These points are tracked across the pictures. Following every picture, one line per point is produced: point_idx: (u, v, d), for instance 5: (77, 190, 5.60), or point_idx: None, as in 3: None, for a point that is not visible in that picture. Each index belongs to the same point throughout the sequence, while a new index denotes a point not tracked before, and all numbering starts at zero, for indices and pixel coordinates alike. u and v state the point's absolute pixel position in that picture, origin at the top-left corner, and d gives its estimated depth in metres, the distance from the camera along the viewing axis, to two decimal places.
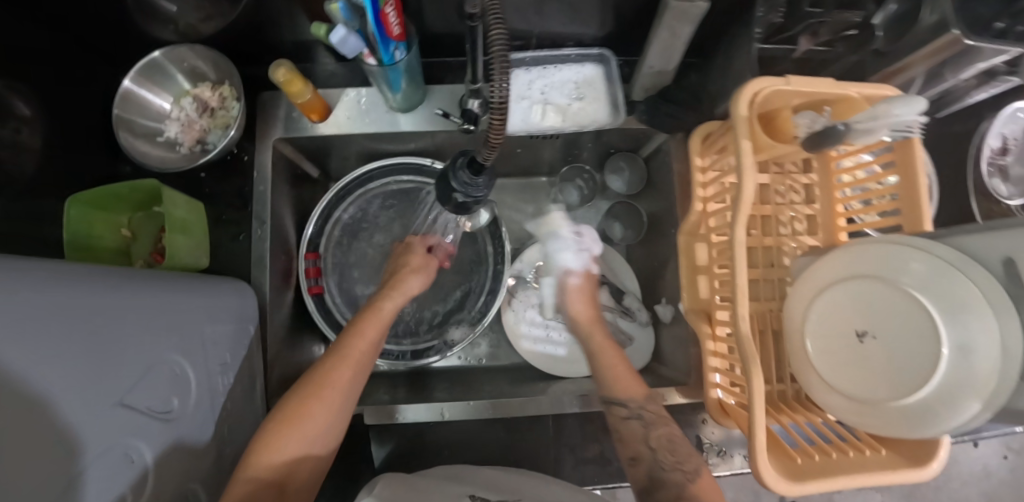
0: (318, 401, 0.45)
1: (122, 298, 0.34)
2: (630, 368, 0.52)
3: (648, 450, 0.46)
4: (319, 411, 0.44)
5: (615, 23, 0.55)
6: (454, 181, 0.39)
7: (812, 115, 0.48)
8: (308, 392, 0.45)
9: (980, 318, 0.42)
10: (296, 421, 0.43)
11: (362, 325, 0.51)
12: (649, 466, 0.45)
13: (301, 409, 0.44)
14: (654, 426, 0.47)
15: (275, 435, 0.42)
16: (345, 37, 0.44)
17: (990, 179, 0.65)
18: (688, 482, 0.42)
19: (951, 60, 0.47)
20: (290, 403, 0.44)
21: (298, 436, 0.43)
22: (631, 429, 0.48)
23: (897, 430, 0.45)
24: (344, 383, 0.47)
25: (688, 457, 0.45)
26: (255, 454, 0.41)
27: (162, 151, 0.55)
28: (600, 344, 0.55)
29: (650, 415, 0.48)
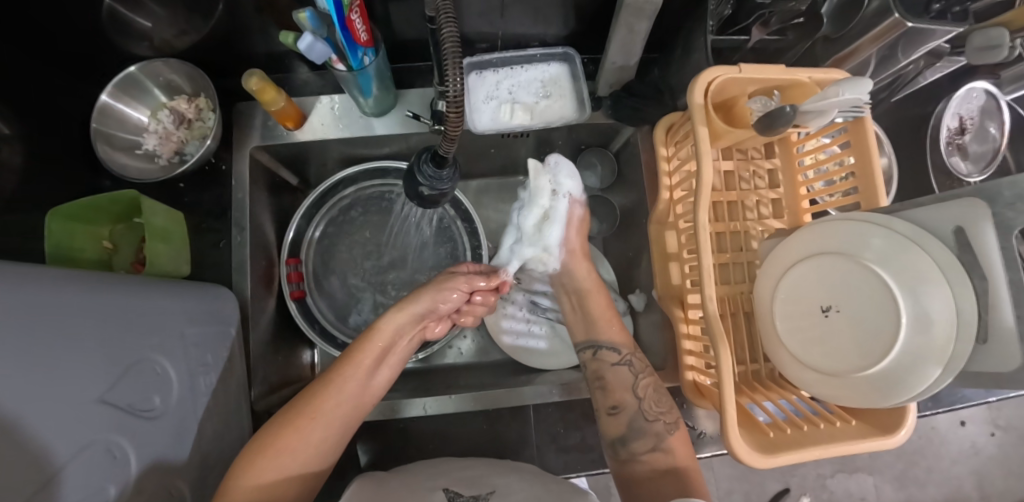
0: (302, 431, 0.43)
1: (101, 301, 0.35)
2: (614, 312, 0.56)
3: (635, 398, 0.50)
4: (300, 441, 0.43)
5: (577, 23, 0.57)
6: (420, 175, 0.40)
7: (765, 99, 0.50)
8: (291, 420, 0.44)
9: (936, 288, 0.43)
10: (275, 452, 0.42)
11: (359, 356, 0.49)
12: (631, 415, 0.49)
13: (282, 438, 0.43)
14: (642, 374, 0.52)
15: (254, 460, 0.41)
16: (312, 44, 0.45)
17: (948, 157, 0.67)
18: (666, 433, 0.49)
19: (898, 42, 0.50)
20: (271, 430, 0.43)
21: (279, 467, 0.42)
22: (620, 374, 0.52)
23: (869, 401, 0.46)
24: (330, 412, 0.45)
25: (669, 409, 0.50)
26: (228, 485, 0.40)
27: (140, 163, 0.57)
28: (590, 285, 0.58)
29: (639, 364, 0.53)
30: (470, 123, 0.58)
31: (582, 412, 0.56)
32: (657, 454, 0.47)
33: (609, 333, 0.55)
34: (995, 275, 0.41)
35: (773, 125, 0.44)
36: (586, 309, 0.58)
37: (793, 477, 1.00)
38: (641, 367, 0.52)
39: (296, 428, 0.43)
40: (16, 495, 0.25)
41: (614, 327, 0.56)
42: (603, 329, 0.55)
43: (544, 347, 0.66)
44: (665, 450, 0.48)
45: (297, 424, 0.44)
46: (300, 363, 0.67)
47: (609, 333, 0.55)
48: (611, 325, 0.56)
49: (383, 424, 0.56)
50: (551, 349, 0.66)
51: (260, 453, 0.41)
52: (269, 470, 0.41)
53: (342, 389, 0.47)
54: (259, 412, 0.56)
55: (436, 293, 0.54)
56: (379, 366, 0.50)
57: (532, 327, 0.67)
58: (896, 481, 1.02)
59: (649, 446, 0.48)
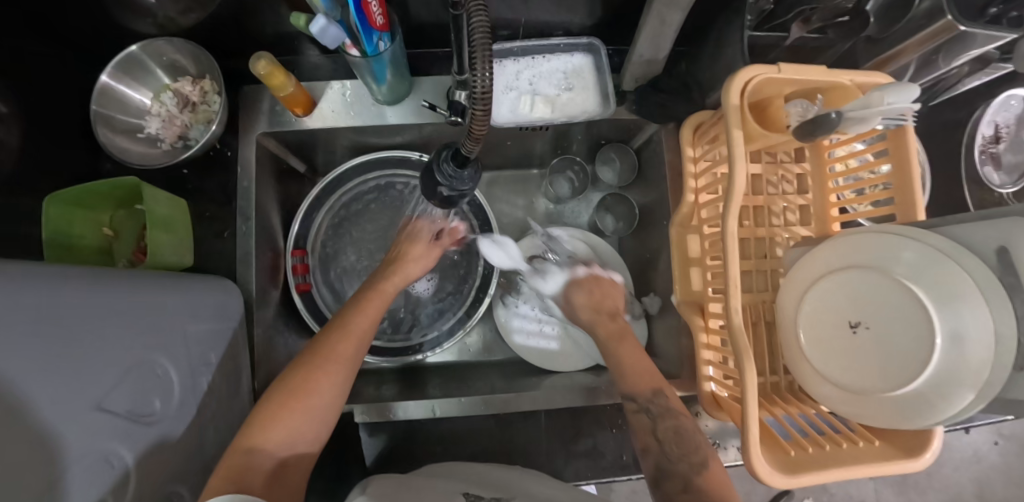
0: (329, 374, 0.45)
1: (102, 301, 0.33)
2: (647, 361, 0.49)
3: (656, 441, 0.44)
4: (326, 386, 0.44)
5: (604, 11, 0.54)
6: (438, 174, 0.38)
7: (805, 102, 0.47)
8: (317, 363, 0.45)
9: (975, 310, 0.41)
10: (302, 396, 0.43)
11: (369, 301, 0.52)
12: (655, 458, 0.44)
13: (307, 382, 0.43)
14: (662, 417, 0.45)
15: (276, 407, 0.42)
16: (326, 27, 0.42)
17: (981, 168, 0.64)
18: (696, 474, 0.42)
19: (943, 47, 0.47)
20: (296, 377, 0.44)
21: (305, 412, 0.42)
22: (641, 422, 0.46)
23: (895, 422, 0.45)
24: (350, 354, 0.47)
25: (694, 448, 0.43)
26: (254, 430, 0.40)
27: (142, 147, 0.54)
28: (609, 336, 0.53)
29: (658, 408, 0.46)
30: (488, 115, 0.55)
31: (593, 419, 0.54)
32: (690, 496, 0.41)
33: (640, 385, 0.47)
34: None
35: (814, 132, 0.42)
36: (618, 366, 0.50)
37: None
38: (663, 411, 0.46)
39: (320, 370, 0.44)
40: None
41: (647, 378, 0.48)
42: (628, 379, 0.48)
43: (555, 348, 0.65)
44: (697, 493, 0.40)
45: (318, 370, 0.44)
46: None
47: (636, 382, 0.48)
48: (641, 373, 0.48)
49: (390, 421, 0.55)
50: (562, 350, 0.65)
51: (285, 402, 0.42)
52: (293, 415, 0.42)
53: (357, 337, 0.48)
54: None
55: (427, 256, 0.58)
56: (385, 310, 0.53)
57: (544, 327, 0.65)
58: (896, 486, 1.02)
59: (680, 488, 0.41)
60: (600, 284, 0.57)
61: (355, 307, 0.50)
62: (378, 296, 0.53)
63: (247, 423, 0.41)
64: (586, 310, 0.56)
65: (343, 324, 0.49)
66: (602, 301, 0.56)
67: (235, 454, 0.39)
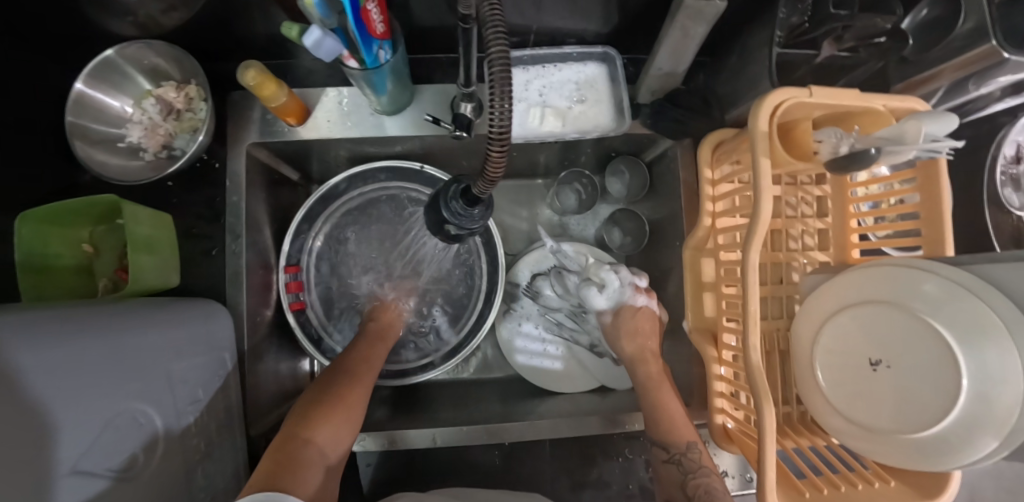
0: (365, 380, 0.51)
1: (78, 350, 0.31)
2: (682, 410, 0.48)
3: (683, 494, 0.44)
4: (364, 391, 0.50)
5: (622, 19, 0.50)
6: (445, 211, 0.35)
7: (839, 132, 0.42)
8: (353, 373, 0.51)
9: (999, 350, 0.39)
10: (345, 399, 0.48)
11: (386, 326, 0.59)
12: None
13: (348, 388, 0.49)
14: (695, 473, 0.45)
15: (328, 410, 0.47)
16: (321, 39, 0.38)
17: (1002, 190, 0.62)
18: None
19: (982, 72, 0.44)
20: (336, 386, 0.49)
21: (349, 412, 0.48)
22: (670, 473, 0.46)
23: (911, 462, 0.43)
24: (375, 368, 0.54)
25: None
26: (308, 430, 0.45)
27: (123, 159, 0.50)
28: (649, 378, 0.52)
29: (692, 463, 0.45)
30: None
31: (599, 448, 0.53)
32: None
33: (674, 432, 0.47)
34: None
35: (849, 165, 0.39)
36: (653, 409, 0.49)
37: None
38: (695, 466, 0.45)
39: (359, 378, 0.51)
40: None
41: (681, 426, 0.47)
42: (661, 427, 0.47)
43: (559, 369, 0.63)
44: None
45: (356, 379, 0.51)
46: (299, 373, 0.64)
47: (671, 429, 0.47)
48: (678, 421, 0.48)
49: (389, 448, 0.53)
50: (567, 371, 0.63)
51: (334, 404, 0.47)
52: (340, 416, 0.47)
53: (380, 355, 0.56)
54: (255, 435, 0.52)
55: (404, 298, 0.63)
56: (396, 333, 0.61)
57: (547, 347, 0.64)
58: None
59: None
60: (647, 320, 0.54)
61: (373, 331, 0.58)
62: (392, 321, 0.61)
63: (298, 427, 0.45)
64: (632, 342, 0.54)
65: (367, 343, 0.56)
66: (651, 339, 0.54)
67: (289, 449, 0.43)
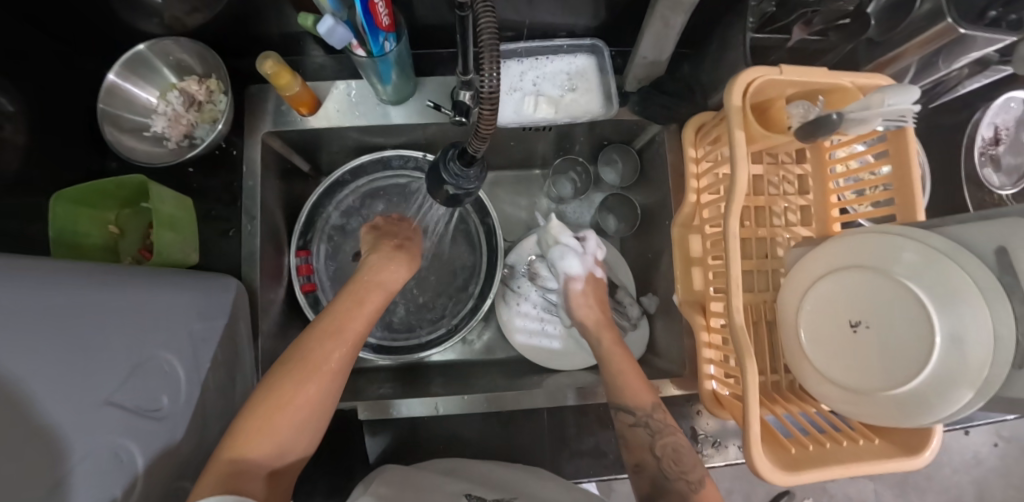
0: (317, 383, 0.42)
1: (109, 299, 0.34)
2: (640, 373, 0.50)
3: (654, 457, 0.45)
4: (314, 395, 0.42)
5: (607, 13, 0.55)
6: (444, 172, 0.39)
7: (807, 105, 0.47)
8: (303, 373, 0.42)
9: (972, 308, 0.41)
10: (286, 406, 0.40)
11: (359, 300, 0.50)
12: (653, 475, 0.44)
13: (293, 392, 0.41)
14: (661, 433, 0.46)
15: (264, 416, 0.40)
16: (334, 27, 0.42)
17: (982, 169, 0.65)
18: (691, 494, 0.42)
19: (944, 50, 0.47)
20: (279, 383, 0.41)
21: (291, 421, 0.40)
22: (638, 437, 0.47)
23: (894, 419, 0.45)
24: (336, 359, 0.45)
25: (693, 466, 0.44)
26: (242, 437, 0.38)
27: (148, 146, 0.54)
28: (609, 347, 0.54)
29: (657, 423, 0.47)
30: None
31: (595, 417, 0.55)
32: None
33: (635, 393, 0.48)
34: None
35: (815, 132, 0.42)
36: (611, 370, 0.51)
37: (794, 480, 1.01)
38: (661, 427, 0.46)
39: (310, 372, 0.42)
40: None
41: (642, 387, 0.49)
42: (622, 389, 0.49)
43: (558, 348, 0.65)
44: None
45: (306, 375, 0.42)
46: None
47: (630, 388, 0.49)
48: (636, 380, 0.49)
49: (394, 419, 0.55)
50: (565, 349, 0.65)
51: (272, 408, 0.40)
52: (278, 423, 0.40)
53: (347, 338, 0.46)
54: None
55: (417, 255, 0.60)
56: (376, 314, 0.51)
57: (546, 326, 0.66)
58: (895, 488, 1.03)
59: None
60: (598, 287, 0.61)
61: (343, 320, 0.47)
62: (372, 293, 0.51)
63: (230, 433, 0.39)
64: (592, 308, 0.58)
65: (333, 324, 0.47)
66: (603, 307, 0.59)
67: (219, 465, 0.37)
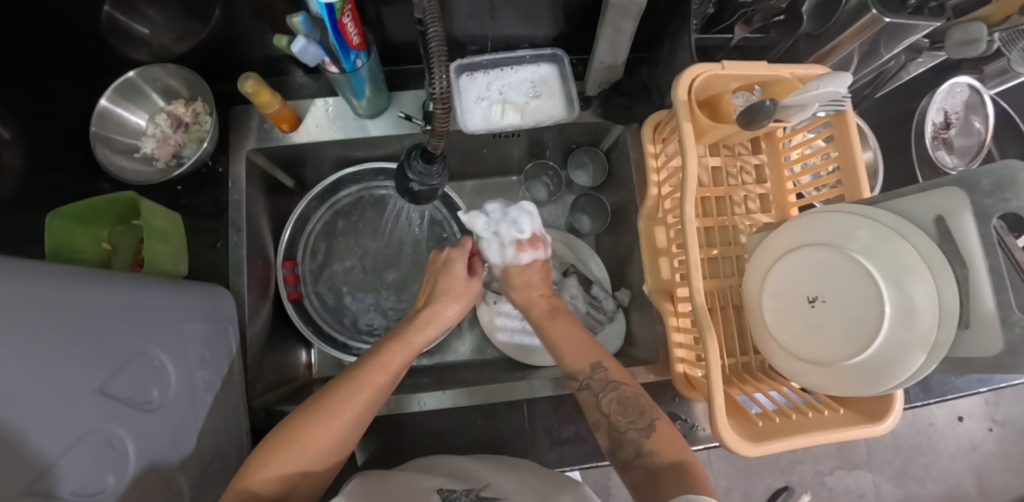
0: (327, 429, 0.44)
1: (102, 297, 0.36)
2: (581, 337, 0.54)
3: (602, 413, 0.49)
4: (324, 439, 0.43)
5: (564, 24, 0.59)
6: (410, 170, 0.43)
7: (746, 94, 0.52)
8: (316, 416, 0.44)
9: (919, 279, 0.44)
10: (296, 448, 0.42)
11: (390, 354, 0.50)
12: (607, 429, 0.49)
13: (305, 434, 0.43)
14: (603, 392, 0.50)
15: (274, 454, 0.42)
16: (305, 47, 0.46)
17: (935, 152, 0.68)
18: (644, 437, 0.46)
19: (875, 38, 0.51)
20: (296, 422, 0.44)
21: (298, 462, 0.42)
22: (585, 399, 0.51)
23: (856, 390, 0.47)
24: (355, 414, 0.45)
25: (641, 414, 0.48)
26: (251, 471, 0.41)
27: (139, 166, 0.58)
28: (548, 318, 0.57)
29: (598, 383, 0.50)
30: (461, 123, 0.59)
31: (575, 406, 0.57)
32: (645, 458, 0.45)
33: (569, 364, 0.53)
34: (975, 262, 0.41)
35: (754, 118, 0.46)
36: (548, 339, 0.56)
37: (792, 473, 1.01)
38: (604, 385, 0.50)
39: (325, 419, 0.44)
40: (21, 473, 0.26)
41: (585, 353, 0.53)
42: (564, 358, 0.53)
43: (538, 344, 0.67)
44: (648, 454, 0.45)
45: (323, 420, 0.44)
46: (296, 362, 0.68)
47: (573, 358, 0.53)
48: (574, 349, 0.53)
49: (379, 420, 0.57)
50: (546, 346, 0.67)
51: (284, 447, 0.42)
52: (289, 465, 0.42)
53: (368, 392, 0.47)
54: (256, 409, 0.57)
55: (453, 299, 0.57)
56: (402, 368, 0.51)
57: (526, 324, 0.68)
58: (895, 477, 1.02)
59: (633, 453, 0.46)
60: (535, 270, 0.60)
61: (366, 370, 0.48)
62: (404, 348, 0.52)
63: (246, 465, 0.41)
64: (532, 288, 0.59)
65: (359, 376, 0.47)
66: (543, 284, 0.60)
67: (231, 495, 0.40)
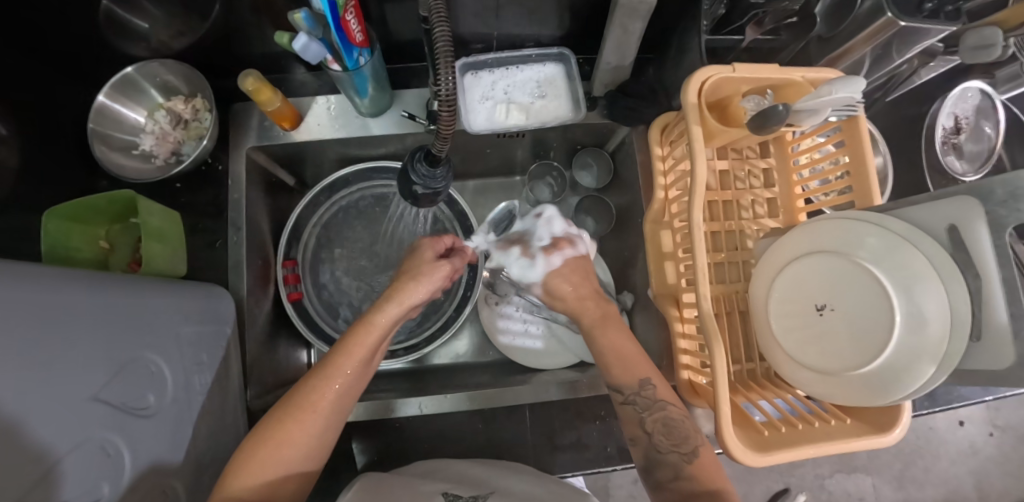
0: (303, 424, 0.43)
1: (98, 301, 0.36)
2: (634, 347, 0.51)
3: (644, 433, 0.48)
4: (301, 432, 0.43)
5: (571, 23, 0.58)
6: (413, 174, 0.42)
7: (757, 98, 0.51)
8: (292, 413, 0.43)
9: (930, 289, 0.43)
10: (276, 445, 0.42)
11: (355, 340, 0.47)
12: (647, 449, 0.47)
13: (280, 433, 0.43)
14: (649, 410, 0.48)
15: (256, 455, 0.41)
16: (307, 44, 0.45)
17: (945, 157, 0.66)
18: (686, 462, 0.45)
19: (889, 42, 0.50)
20: (272, 422, 0.43)
21: (278, 461, 0.42)
22: (629, 415, 0.48)
23: (865, 400, 0.46)
24: (327, 404, 0.45)
25: (684, 438, 0.46)
26: (234, 476, 0.40)
27: (137, 163, 0.57)
28: (593, 321, 0.53)
29: (644, 401, 0.48)
30: (465, 123, 0.58)
31: (577, 411, 0.56)
32: (682, 482, 0.45)
33: (624, 375, 0.49)
34: (989, 273, 0.41)
35: (765, 124, 0.45)
36: (599, 349, 0.51)
37: (792, 476, 1.01)
38: (649, 404, 0.48)
39: (301, 414, 0.44)
40: (15, 485, 0.26)
41: (632, 367, 0.49)
42: (612, 369, 0.50)
43: (541, 347, 0.66)
44: (687, 478, 0.44)
45: (300, 416, 0.43)
46: (295, 363, 0.68)
47: (620, 373, 0.49)
48: (625, 363, 0.50)
49: (380, 423, 0.56)
50: (548, 349, 0.66)
51: (264, 446, 0.42)
52: (271, 463, 0.41)
53: (338, 382, 0.46)
54: (254, 411, 0.56)
55: (430, 284, 0.51)
56: (372, 354, 0.48)
57: (529, 327, 0.67)
58: (895, 481, 1.02)
59: (671, 475, 0.45)
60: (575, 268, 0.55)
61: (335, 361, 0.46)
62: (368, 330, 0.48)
63: (229, 468, 0.41)
64: (578, 290, 0.55)
65: (328, 368, 0.46)
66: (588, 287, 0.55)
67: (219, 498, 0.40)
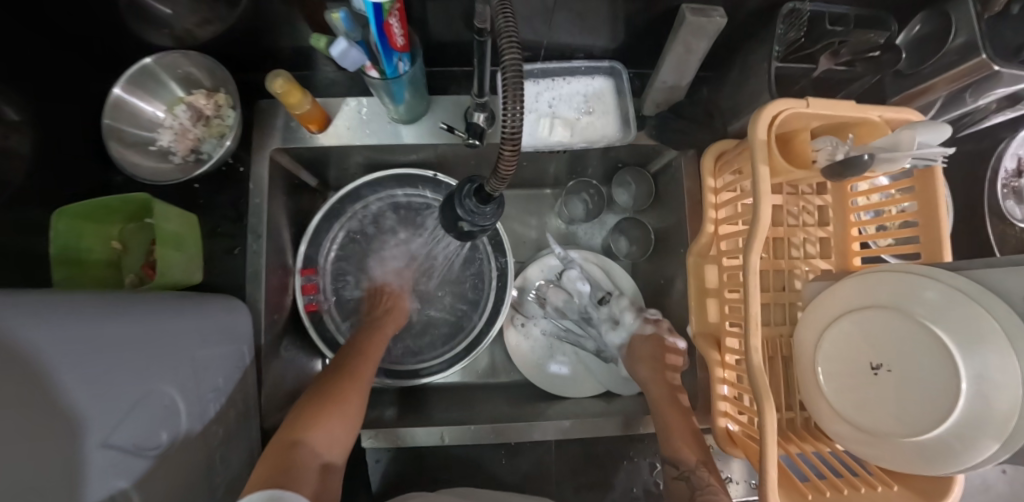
0: (356, 384, 0.52)
1: (112, 334, 0.33)
2: (691, 426, 0.51)
3: None
4: (354, 392, 0.51)
5: (626, 35, 0.53)
6: (461, 208, 0.39)
7: (834, 141, 0.46)
8: (344, 378, 0.52)
9: (1002, 355, 0.36)
10: (340, 401, 0.50)
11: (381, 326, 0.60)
12: None
13: (338, 391, 0.51)
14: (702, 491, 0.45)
15: (320, 412, 0.48)
16: (346, 50, 0.41)
17: (1005, 202, 0.63)
18: None
19: (975, 84, 0.45)
20: (328, 386, 0.51)
21: (335, 415, 0.49)
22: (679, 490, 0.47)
23: (915, 467, 0.40)
24: (371, 369, 0.55)
25: None
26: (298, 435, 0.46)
27: (154, 161, 0.54)
28: (658, 397, 0.55)
29: (699, 480, 0.46)
30: None
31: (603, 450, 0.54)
32: None
33: (674, 450, 0.49)
34: None
35: (843, 172, 0.41)
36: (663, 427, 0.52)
37: None
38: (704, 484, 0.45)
39: (351, 379, 0.52)
40: None
41: (691, 443, 0.49)
42: (670, 441, 0.50)
43: (567, 374, 0.65)
44: None
45: (350, 378, 0.52)
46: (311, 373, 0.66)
47: (673, 444, 0.49)
48: (683, 436, 0.50)
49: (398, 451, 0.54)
50: (574, 375, 0.65)
51: (329, 404, 0.49)
52: (331, 420, 0.48)
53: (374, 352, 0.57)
54: (270, 430, 0.54)
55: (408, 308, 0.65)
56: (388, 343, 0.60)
57: (555, 353, 0.66)
58: None
59: None
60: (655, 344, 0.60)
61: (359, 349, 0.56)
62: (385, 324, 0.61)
63: (290, 430, 0.47)
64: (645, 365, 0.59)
65: (365, 338, 0.57)
66: (656, 361, 0.59)
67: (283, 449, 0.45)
